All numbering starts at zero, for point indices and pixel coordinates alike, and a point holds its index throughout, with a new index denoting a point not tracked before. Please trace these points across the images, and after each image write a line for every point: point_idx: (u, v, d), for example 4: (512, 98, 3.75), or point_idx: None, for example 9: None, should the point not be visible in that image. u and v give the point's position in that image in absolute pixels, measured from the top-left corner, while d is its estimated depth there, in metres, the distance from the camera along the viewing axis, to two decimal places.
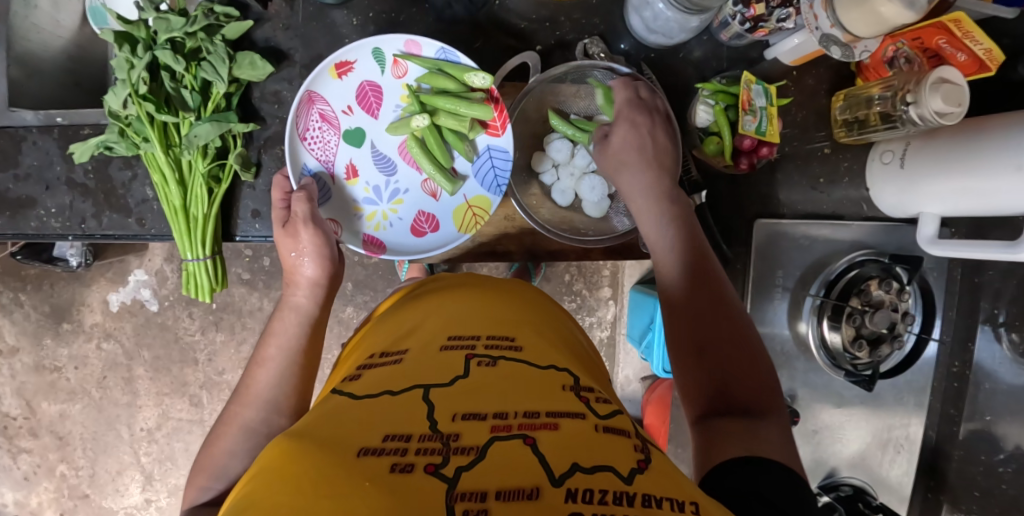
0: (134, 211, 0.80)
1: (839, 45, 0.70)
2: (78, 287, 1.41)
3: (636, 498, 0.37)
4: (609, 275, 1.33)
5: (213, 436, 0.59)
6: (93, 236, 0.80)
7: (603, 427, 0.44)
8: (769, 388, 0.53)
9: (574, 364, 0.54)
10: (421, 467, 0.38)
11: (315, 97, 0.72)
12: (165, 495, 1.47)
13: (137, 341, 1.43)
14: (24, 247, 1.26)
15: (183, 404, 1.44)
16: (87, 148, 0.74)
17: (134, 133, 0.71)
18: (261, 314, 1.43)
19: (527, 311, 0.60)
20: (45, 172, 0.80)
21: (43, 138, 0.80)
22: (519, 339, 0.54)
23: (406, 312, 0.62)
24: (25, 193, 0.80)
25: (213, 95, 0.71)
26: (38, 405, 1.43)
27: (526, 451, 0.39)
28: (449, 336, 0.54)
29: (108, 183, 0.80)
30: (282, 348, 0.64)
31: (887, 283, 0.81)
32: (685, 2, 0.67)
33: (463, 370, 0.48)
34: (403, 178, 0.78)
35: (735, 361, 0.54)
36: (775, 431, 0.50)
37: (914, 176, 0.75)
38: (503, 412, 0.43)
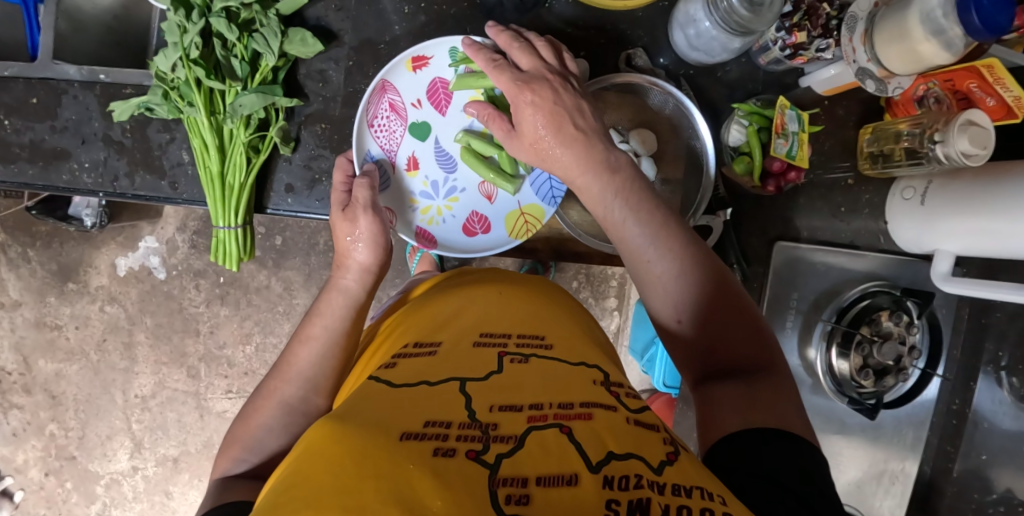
0: (167, 173, 0.81)
1: (874, 79, 0.72)
2: (88, 249, 1.41)
3: (669, 487, 0.38)
4: (616, 286, 1.35)
5: (250, 410, 0.62)
6: (124, 195, 0.81)
7: (634, 421, 0.45)
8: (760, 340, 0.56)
9: (604, 363, 0.55)
10: (463, 452, 0.39)
11: (388, 86, 0.75)
12: (153, 464, 1.46)
13: (141, 307, 1.43)
14: (40, 202, 1.26)
15: (180, 375, 1.45)
16: (128, 107, 0.75)
17: (181, 97, 0.72)
18: (268, 293, 1.43)
19: (550, 309, 0.61)
20: (82, 127, 0.81)
21: (84, 93, 0.81)
22: (549, 336, 0.55)
23: (435, 304, 0.63)
24: (61, 146, 0.81)
25: (262, 67, 0.73)
26: (35, 362, 1.42)
27: (563, 440, 0.41)
28: (482, 332, 0.55)
29: (146, 144, 0.80)
30: (327, 327, 0.65)
31: (898, 316, 0.82)
32: (731, 22, 0.68)
33: (497, 365, 0.49)
34: (461, 177, 0.80)
35: (724, 322, 0.56)
36: (773, 386, 0.52)
37: (935, 213, 0.77)
38: (538, 403, 0.44)
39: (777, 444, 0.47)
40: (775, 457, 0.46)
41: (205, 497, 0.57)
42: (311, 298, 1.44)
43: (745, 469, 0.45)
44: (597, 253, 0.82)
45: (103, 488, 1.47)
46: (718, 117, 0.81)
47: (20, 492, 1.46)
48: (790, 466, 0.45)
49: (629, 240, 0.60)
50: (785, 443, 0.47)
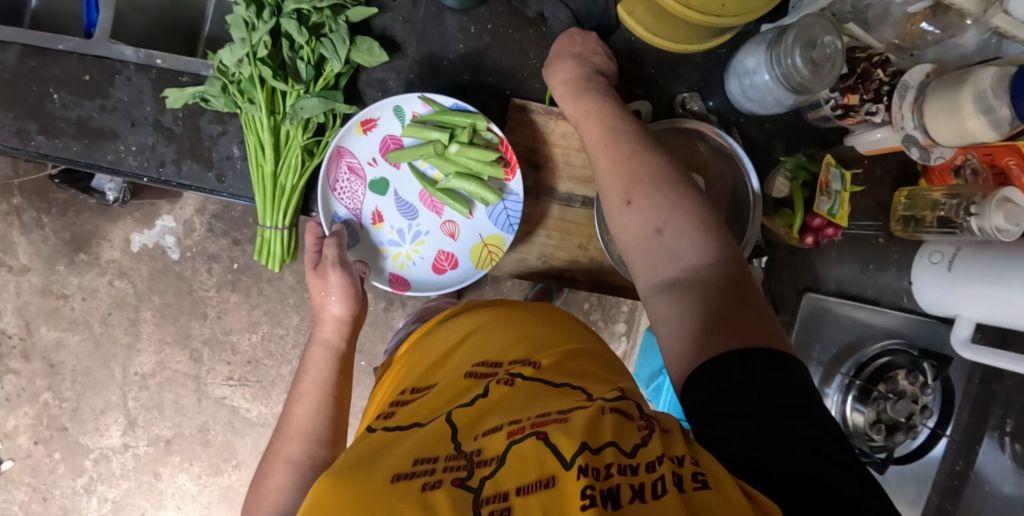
0: (215, 165, 0.80)
1: (918, 146, 0.75)
2: (103, 221, 1.42)
3: (642, 468, 0.40)
4: (626, 311, 1.43)
5: (261, 476, 0.60)
6: (169, 182, 0.79)
7: (610, 409, 0.46)
8: (728, 251, 0.56)
9: (592, 377, 0.55)
10: (447, 481, 0.40)
11: (343, 151, 0.76)
12: (144, 444, 1.47)
13: (151, 285, 1.43)
14: (64, 171, 1.24)
15: (183, 357, 1.45)
16: (183, 96, 0.73)
17: (240, 92, 0.72)
18: (281, 284, 1.43)
19: (545, 331, 0.63)
20: (133, 109, 0.79)
21: (139, 75, 0.79)
22: (538, 357, 0.57)
23: (434, 340, 0.66)
24: (108, 126, 0.79)
25: (326, 72, 0.73)
26: (37, 328, 1.43)
27: (539, 444, 0.42)
28: (474, 364, 0.58)
29: (196, 133, 0.79)
30: (315, 381, 0.69)
31: (914, 375, 0.85)
32: (793, 80, 0.71)
33: (483, 390, 0.52)
34: (424, 221, 0.81)
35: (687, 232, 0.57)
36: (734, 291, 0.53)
37: (961, 279, 0.79)
38: (517, 419, 0.46)
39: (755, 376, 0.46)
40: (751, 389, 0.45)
41: None
42: None
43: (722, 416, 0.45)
44: (634, 288, 0.82)
45: (92, 463, 1.46)
46: (765, 166, 0.83)
47: (6, 460, 1.45)
48: (768, 381, 0.45)
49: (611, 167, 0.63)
50: (765, 364, 0.46)
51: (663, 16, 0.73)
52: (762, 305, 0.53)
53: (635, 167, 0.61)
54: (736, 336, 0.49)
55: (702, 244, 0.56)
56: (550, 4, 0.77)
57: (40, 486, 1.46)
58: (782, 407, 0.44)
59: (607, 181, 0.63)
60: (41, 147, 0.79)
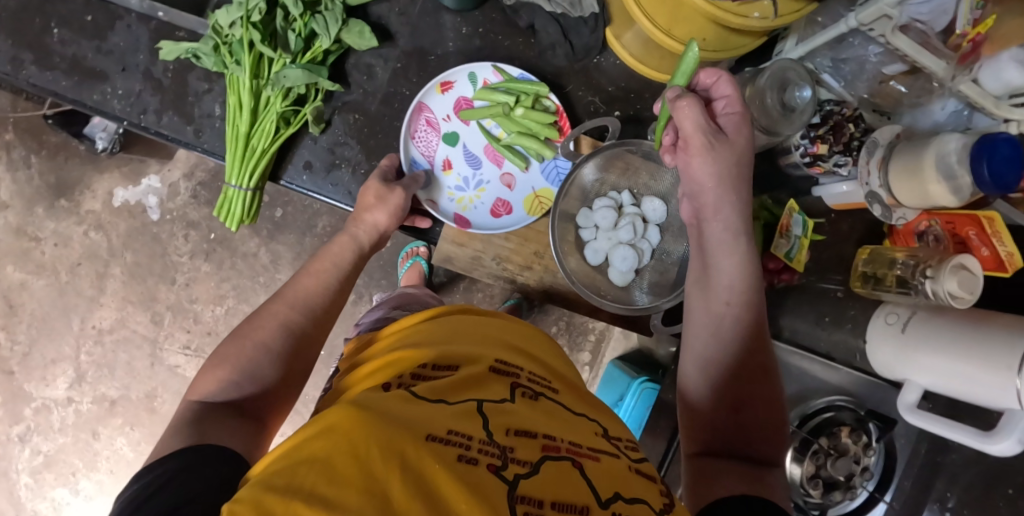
0: (195, 121, 0.79)
1: (881, 204, 0.77)
2: (90, 171, 1.44)
3: None
4: (593, 340, 1.43)
5: (251, 322, 0.68)
6: (146, 129, 0.79)
7: (635, 469, 0.47)
8: (784, 449, 0.62)
9: (603, 412, 0.55)
10: (484, 464, 0.42)
11: (423, 107, 0.81)
12: (89, 400, 1.46)
13: (125, 242, 1.43)
14: (58, 114, 1.27)
15: (144, 318, 1.44)
16: (176, 50, 0.75)
17: (229, 51, 0.73)
18: (254, 261, 1.41)
19: (559, 356, 0.61)
20: (127, 55, 0.80)
21: (138, 24, 0.80)
22: (558, 382, 0.56)
23: (444, 319, 0.61)
24: (99, 67, 0.80)
25: (315, 47, 0.75)
26: (3, 267, 1.44)
27: (576, 474, 0.43)
28: (499, 359, 0.55)
29: (182, 88, 0.79)
30: (334, 265, 0.75)
31: (857, 434, 0.83)
32: (758, 120, 0.73)
33: (510, 395, 0.50)
34: (486, 172, 0.85)
35: (764, 404, 0.63)
36: (775, 477, 0.59)
37: (914, 341, 0.78)
38: (553, 435, 0.46)
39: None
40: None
41: (184, 408, 0.60)
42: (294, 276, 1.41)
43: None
44: (585, 303, 0.82)
45: (32, 412, 1.47)
46: None
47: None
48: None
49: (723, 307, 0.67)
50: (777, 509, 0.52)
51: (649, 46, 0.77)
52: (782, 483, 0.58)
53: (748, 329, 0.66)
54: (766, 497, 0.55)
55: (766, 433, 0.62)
56: (542, 17, 0.79)
57: None
58: None
59: (694, 342, 0.68)
60: (31, 78, 0.80)
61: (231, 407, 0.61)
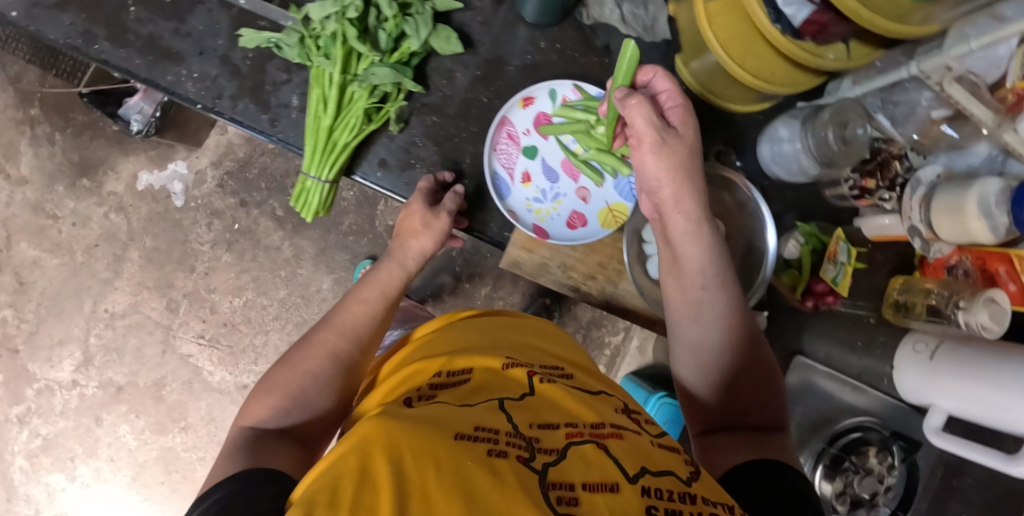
0: (269, 109, 0.83)
1: (921, 238, 0.82)
2: (116, 153, 1.43)
3: (699, 497, 0.44)
4: (608, 355, 1.46)
5: (299, 350, 0.71)
6: (220, 114, 0.82)
7: (658, 443, 0.51)
8: (785, 419, 0.69)
9: (618, 395, 0.61)
10: (513, 456, 0.46)
11: (507, 121, 0.87)
12: (94, 384, 1.45)
13: (145, 227, 1.42)
14: (94, 92, 1.26)
15: (158, 304, 1.42)
16: (258, 38, 0.77)
17: (315, 45, 0.76)
18: (277, 254, 1.40)
19: (569, 353, 0.68)
20: (205, 38, 0.82)
21: (219, 10, 0.82)
22: (571, 372, 0.62)
23: (453, 331, 0.69)
24: (183, 53, 0.83)
25: (402, 48, 0.77)
26: (17, 243, 1.44)
27: (601, 452, 0.47)
28: (511, 358, 0.61)
29: (260, 76, 0.82)
30: (381, 294, 0.78)
31: (883, 455, 0.90)
32: (819, 150, 0.78)
33: (529, 387, 0.56)
34: (563, 186, 0.91)
35: (756, 385, 0.70)
36: (782, 443, 0.65)
37: (940, 369, 0.83)
38: (574, 422, 0.52)
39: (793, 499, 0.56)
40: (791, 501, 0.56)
41: (239, 436, 0.63)
42: (316, 272, 1.40)
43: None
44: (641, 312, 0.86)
45: (35, 393, 1.46)
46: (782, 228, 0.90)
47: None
48: (778, 487, 0.57)
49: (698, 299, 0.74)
50: (802, 483, 0.59)
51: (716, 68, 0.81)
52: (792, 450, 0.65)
53: (722, 310, 0.72)
54: (779, 460, 0.62)
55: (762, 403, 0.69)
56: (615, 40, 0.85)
57: None
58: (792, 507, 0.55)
59: (684, 336, 0.73)
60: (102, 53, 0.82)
61: (281, 436, 0.64)
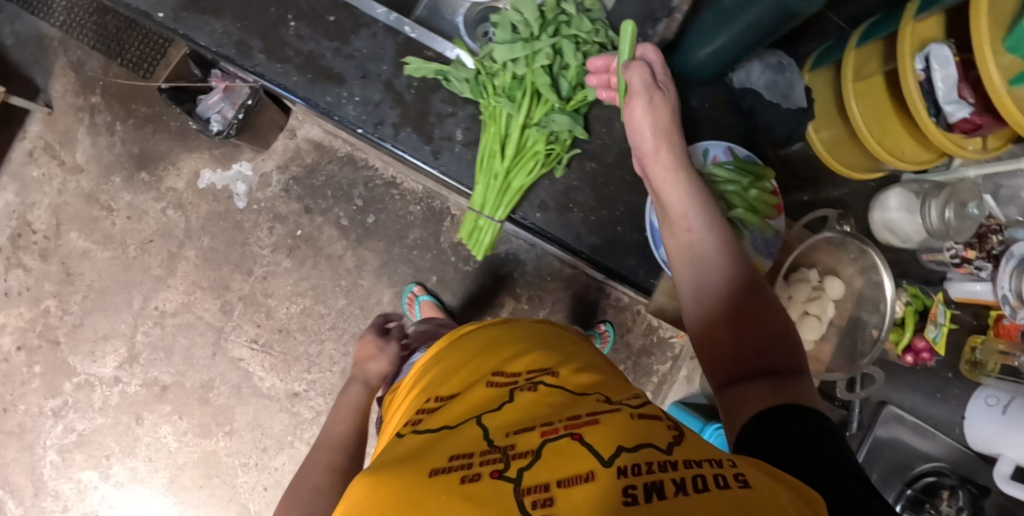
0: (433, 140, 0.79)
1: (1009, 305, 0.84)
2: (178, 148, 1.40)
3: (681, 463, 0.41)
4: (655, 383, 1.48)
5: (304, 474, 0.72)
6: (382, 141, 0.76)
7: (637, 416, 0.48)
8: (802, 361, 0.61)
9: (607, 386, 0.57)
10: (487, 474, 0.42)
11: None
12: (137, 382, 1.41)
13: (204, 226, 1.40)
14: (173, 89, 1.23)
15: (212, 305, 1.40)
16: (425, 67, 0.75)
17: (492, 86, 0.76)
18: (339, 263, 1.40)
19: (543, 345, 0.65)
20: (369, 62, 0.77)
21: (382, 30, 0.78)
22: (555, 368, 0.59)
23: (446, 353, 0.68)
24: (337, 68, 0.78)
25: (579, 96, 0.79)
26: (66, 232, 1.41)
27: (576, 443, 0.43)
28: (496, 373, 0.59)
29: (425, 106, 0.78)
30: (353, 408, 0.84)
31: (954, 501, 0.91)
32: (941, 223, 0.83)
33: (508, 397, 0.54)
34: None
35: (766, 335, 0.62)
36: (806, 387, 0.57)
37: (1014, 422, 0.89)
38: (550, 421, 0.47)
39: (820, 453, 0.48)
40: (808, 449, 0.49)
41: None
42: (376, 284, 1.40)
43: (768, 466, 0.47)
44: None
45: (73, 387, 1.42)
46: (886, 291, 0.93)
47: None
48: (796, 450, 0.49)
49: (704, 243, 0.69)
50: (821, 426, 0.51)
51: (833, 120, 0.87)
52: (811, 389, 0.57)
53: (727, 255, 0.67)
54: (801, 406, 0.54)
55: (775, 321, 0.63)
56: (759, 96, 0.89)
57: (6, 395, 1.43)
58: (819, 459, 0.47)
59: (683, 283, 0.69)
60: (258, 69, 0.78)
61: None
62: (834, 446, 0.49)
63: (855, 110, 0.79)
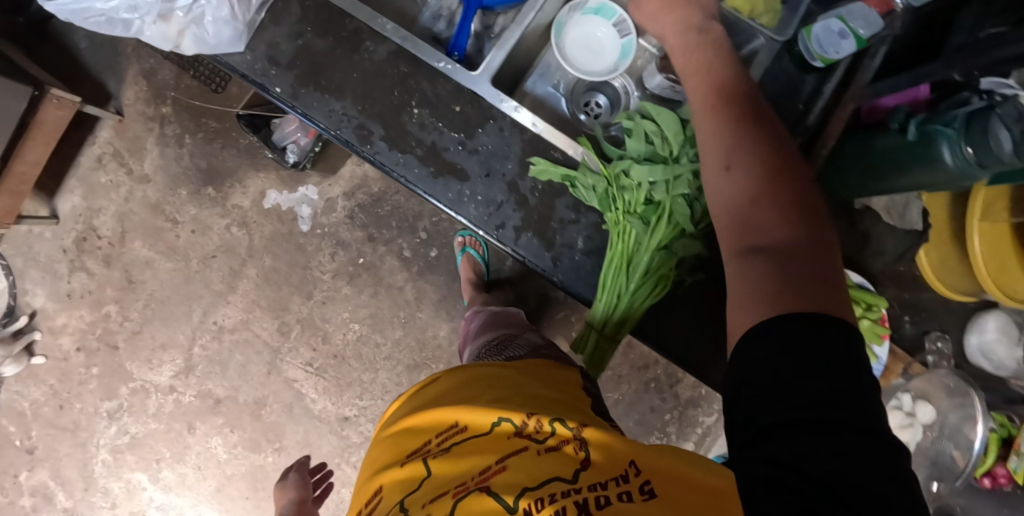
0: (553, 248, 0.71)
1: None
2: (246, 166, 1.40)
3: (585, 488, 0.47)
4: (699, 434, 1.49)
5: None
6: (502, 245, 0.70)
7: (545, 449, 0.52)
8: (823, 228, 0.55)
9: (513, 403, 0.60)
10: None
11: None
12: (192, 393, 1.44)
13: (266, 246, 1.41)
14: (251, 116, 1.23)
15: (270, 325, 1.41)
16: (553, 173, 0.69)
17: (621, 200, 0.68)
18: (398, 294, 1.40)
19: (464, 388, 0.67)
20: (495, 160, 0.71)
21: (512, 129, 0.71)
22: (460, 417, 0.60)
23: (373, 450, 0.68)
24: (461, 164, 0.71)
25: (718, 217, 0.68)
26: (131, 241, 1.42)
27: (486, 498, 0.48)
28: (410, 452, 0.61)
29: (547, 211, 0.70)
30: None
31: None
32: None
33: (424, 470, 0.56)
34: None
35: (782, 196, 0.56)
36: (812, 261, 0.53)
37: None
38: (461, 480, 0.52)
39: (827, 402, 0.46)
40: (815, 396, 0.46)
41: None
42: (434, 318, 1.41)
43: (777, 428, 0.47)
44: None
45: (129, 392, 1.45)
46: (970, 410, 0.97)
47: (39, 356, 1.45)
48: (804, 384, 0.47)
49: (704, 121, 0.63)
50: (816, 321, 0.49)
51: (942, 245, 0.89)
52: (831, 266, 0.53)
53: (726, 140, 0.61)
54: (815, 301, 0.50)
55: (774, 227, 0.55)
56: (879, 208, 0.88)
57: (64, 392, 1.46)
58: (823, 403, 0.46)
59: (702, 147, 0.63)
60: (375, 153, 0.71)
61: None
62: (843, 377, 0.47)
63: (977, 248, 0.81)
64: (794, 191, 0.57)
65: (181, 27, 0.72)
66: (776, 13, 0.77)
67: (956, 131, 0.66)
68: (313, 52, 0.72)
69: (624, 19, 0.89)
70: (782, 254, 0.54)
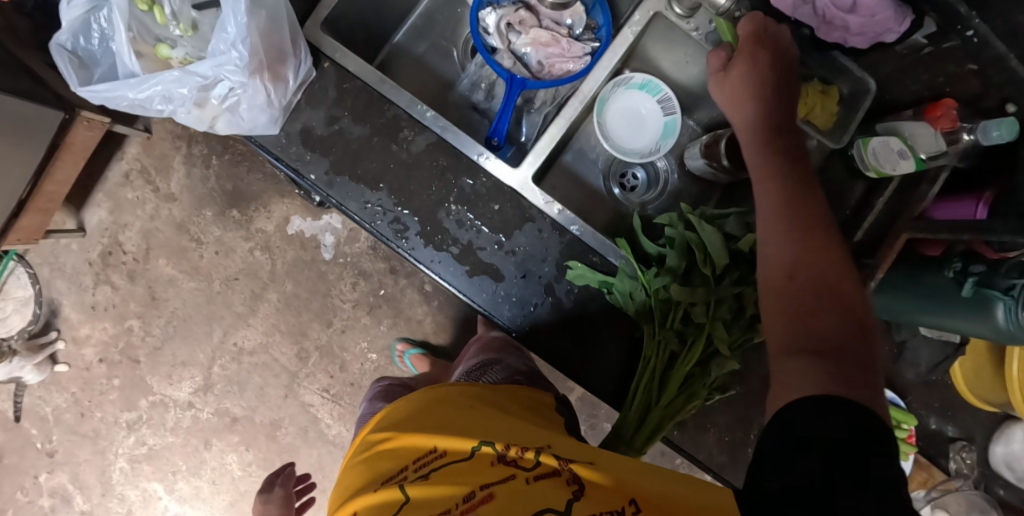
0: (583, 347, 0.79)
1: None
2: (272, 191, 1.41)
3: None
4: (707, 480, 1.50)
5: None
6: (536, 344, 0.79)
7: (533, 477, 0.57)
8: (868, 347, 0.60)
9: (495, 429, 0.64)
10: None
11: None
12: (209, 410, 1.45)
13: (289, 271, 1.41)
14: None
15: (289, 350, 1.43)
16: (591, 278, 0.76)
17: (655, 310, 0.74)
18: (416, 326, 1.41)
19: (445, 406, 0.71)
20: (531, 261, 0.80)
21: (552, 232, 0.81)
22: (439, 441, 0.64)
23: (344, 472, 0.70)
24: (497, 264, 0.80)
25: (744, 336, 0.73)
26: (155, 258, 1.43)
27: None
28: (387, 475, 0.64)
29: (582, 311, 0.80)
30: None
31: None
32: None
33: (404, 494, 0.59)
34: None
35: (834, 309, 0.61)
36: (856, 370, 0.57)
37: None
38: (449, 508, 0.55)
39: (881, 492, 0.49)
40: (843, 481, 0.49)
41: None
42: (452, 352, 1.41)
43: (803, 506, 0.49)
44: None
45: (148, 404, 1.46)
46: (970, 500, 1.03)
47: (61, 364, 1.46)
48: (839, 465, 0.50)
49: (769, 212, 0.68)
50: (856, 417, 0.52)
51: (976, 357, 1.00)
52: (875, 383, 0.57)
53: (786, 235, 0.66)
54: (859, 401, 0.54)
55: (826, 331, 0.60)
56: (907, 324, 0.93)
57: (83, 400, 1.47)
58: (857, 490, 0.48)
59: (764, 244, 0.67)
60: (410, 248, 0.80)
61: None
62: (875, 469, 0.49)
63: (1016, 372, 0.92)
64: (836, 286, 0.63)
65: (216, 113, 0.81)
66: (834, 117, 0.85)
67: (1010, 299, 0.77)
68: (352, 138, 0.80)
69: (669, 97, 0.92)
70: (834, 352, 0.58)
